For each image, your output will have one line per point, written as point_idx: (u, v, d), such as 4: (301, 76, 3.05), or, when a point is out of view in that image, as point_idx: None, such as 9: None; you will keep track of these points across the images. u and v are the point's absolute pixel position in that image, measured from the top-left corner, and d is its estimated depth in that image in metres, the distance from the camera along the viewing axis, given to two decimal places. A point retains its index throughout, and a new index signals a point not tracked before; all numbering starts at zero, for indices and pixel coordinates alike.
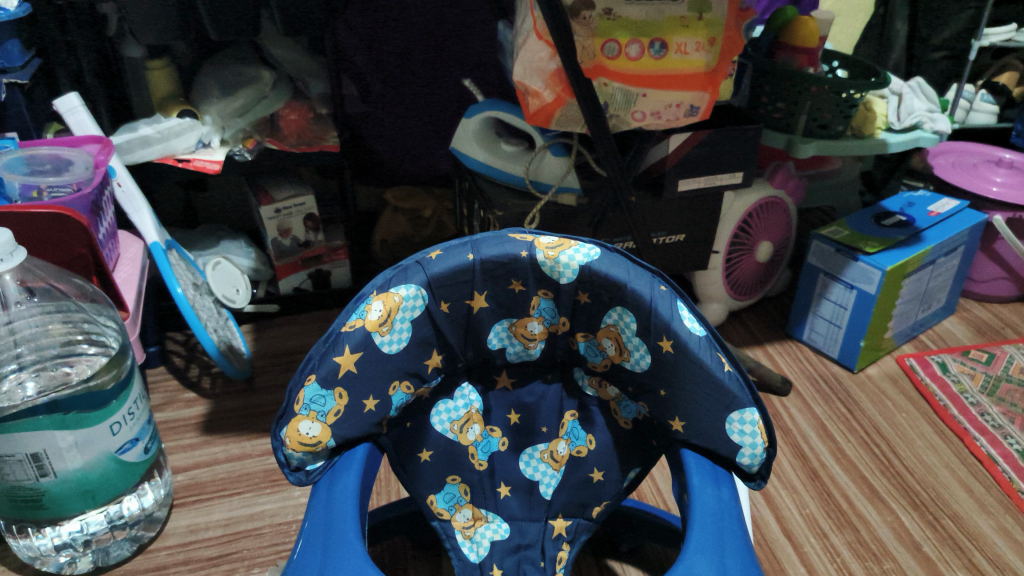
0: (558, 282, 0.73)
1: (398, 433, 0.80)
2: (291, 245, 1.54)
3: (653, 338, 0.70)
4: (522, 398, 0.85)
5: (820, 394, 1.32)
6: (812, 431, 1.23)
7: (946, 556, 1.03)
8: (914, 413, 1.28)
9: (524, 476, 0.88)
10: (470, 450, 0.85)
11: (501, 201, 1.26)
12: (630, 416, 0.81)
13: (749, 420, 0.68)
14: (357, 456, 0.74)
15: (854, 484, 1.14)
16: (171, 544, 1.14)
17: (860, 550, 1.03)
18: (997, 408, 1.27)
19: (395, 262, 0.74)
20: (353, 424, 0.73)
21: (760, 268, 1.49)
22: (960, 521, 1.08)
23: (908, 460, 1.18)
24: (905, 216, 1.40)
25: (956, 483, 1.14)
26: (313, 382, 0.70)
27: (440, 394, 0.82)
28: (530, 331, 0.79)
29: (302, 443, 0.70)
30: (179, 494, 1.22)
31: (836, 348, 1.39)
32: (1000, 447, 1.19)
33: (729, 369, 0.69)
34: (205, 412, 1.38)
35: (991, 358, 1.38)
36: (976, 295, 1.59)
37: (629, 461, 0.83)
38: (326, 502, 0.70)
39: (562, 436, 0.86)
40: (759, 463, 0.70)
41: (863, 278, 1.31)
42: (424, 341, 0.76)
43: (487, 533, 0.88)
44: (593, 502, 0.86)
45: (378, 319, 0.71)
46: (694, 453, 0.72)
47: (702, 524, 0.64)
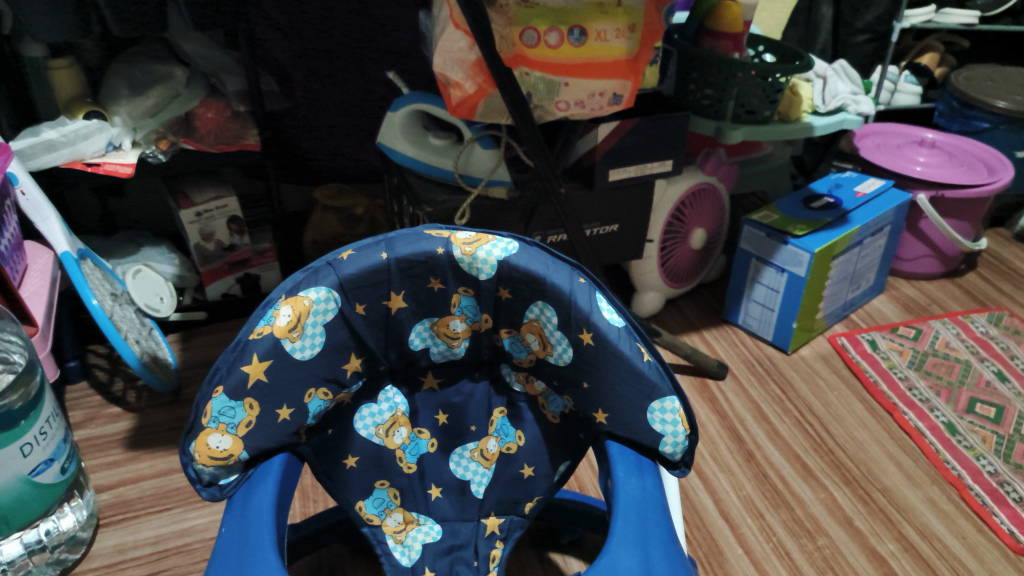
0: (477, 279, 0.71)
1: (318, 440, 0.77)
2: (215, 249, 1.49)
3: (574, 332, 0.68)
4: (449, 398, 0.83)
5: (756, 377, 1.33)
6: (747, 414, 1.24)
7: (877, 529, 1.04)
8: (845, 391, 1.30)
9: (456, 477, 0.85)
10: (398, 453, 0.83)
11: (430, 197, 1.23)
12: (558, 410, 0.78)
13: (670, 408, 0.67)
14: (274, 466, 0.71)
15: (788, 463, 1.15)
16: (97, 567, 1.08)
17: (794, 528, 1.04)
18: (924, 382, 1.30)
19: (306, 265, 0.71)
20: (266, 434, 0.70)
21: (695, 255, 1.50)
22: (890, 495, 1.09)
23: (841, 438, 1.19)
24: (832, 198, 1.42)
25: (887, 458, 1.16)
26: (221, 394, 0.67)
27: (363, 398, 0.80)
28: (453, 329, 0.76)
29: (213, 458, 0.68)
30: (104, 514, 1.16)
31: (771, 331, 1.41)
32: (927, 420, 1.22)
33: (649, 359, 0.68)
34: (131, 426, 1.32)
35: (918, 334, 1.41)
36: (903, 273, 1.62)
37: (559, 454, 0.80)
38: (241, 517, 0.67)
39: (491, 434, 0.83)
40: (682, 451, 0.69)
41: (793, 261, 1.32)
42: (342, 345, 0.73)
43: (419, 535, 0.84)
44: (526, 498, 0.84)
45: (288, 325, 0.68)
46: (619, 444, 0.71)
47: (626, 515, 0.63)
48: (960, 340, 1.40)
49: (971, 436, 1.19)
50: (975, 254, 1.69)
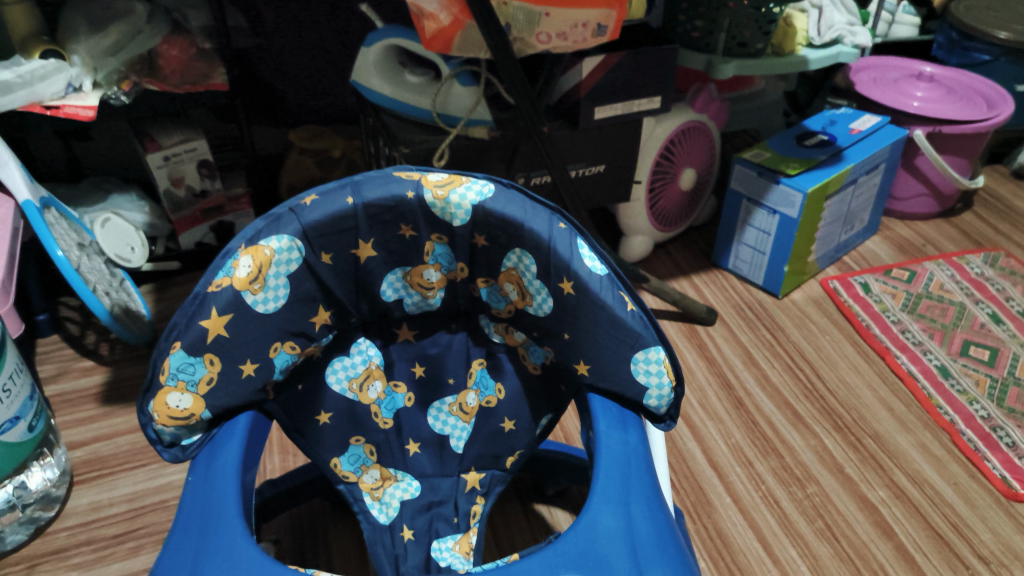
0: (451, 225, 0.66)
1: (288, 397, 0.72)
2: (186, 196, 1.43)
3: (553, 281, 0.64)
4: (426, 349, 0.79)
5: (746, 322, 1.30)
6: (737, 359, 1.21)
7: (868, 476, 1.02)
8: (837, 335, 1.27)
9: (433, 432, 0.82)
10: (372, 408, 0.79)
11: (406, 137, 1.17)
12: (539, 361, 0.74)
13: (654, 358, 0.63)
14: (239, 425, 0.67)
15: (778, 410, 1.12)
16: (71, 525, 1.04)
17: (783, 476, 1.02)
18: (918, 325, 1.27)
19: (267, 212, 0.66)
20: (229, 392, 0.66)
21: (685, 197, 1.45)
22: (881, 441, 1.07)
23: (832, 382, 1.17)
24: (827, 136, 1.37)
25: (878, 403, 1.14)
26: (179, 350, 0.63)
27: (335, 351, 0.75)
28: (427, 279, 0.72)
29: (173, 417, 0.64)
30: (79, 471, 1.12)
31: (761, 275, 1.37)
32: (920, 363, 1.19)
33: (632, 308, 0.63)
34: (105, 380, 1.28)
35: (912, 276, 1.38)
36: (898, 213, 1.58)
37: (540, 408, 0.76)
38: (204, 479, 0.62)
39: (470, 387, 0.79)
40: (667, 404, 0.65)
41: (785, 202, 1.27)
42: (307, 297, 0.68)
43: (396, 493, 0.81)
44: (507, 452, 0.80)
45: (248, 277, 0.63)
46: (601, 397, 0.67)
47: (607, 472, 0.59)
48: (954, 282, 1.37)
49: (964, 379, 1.17)
50: (972, 193, 1.64)
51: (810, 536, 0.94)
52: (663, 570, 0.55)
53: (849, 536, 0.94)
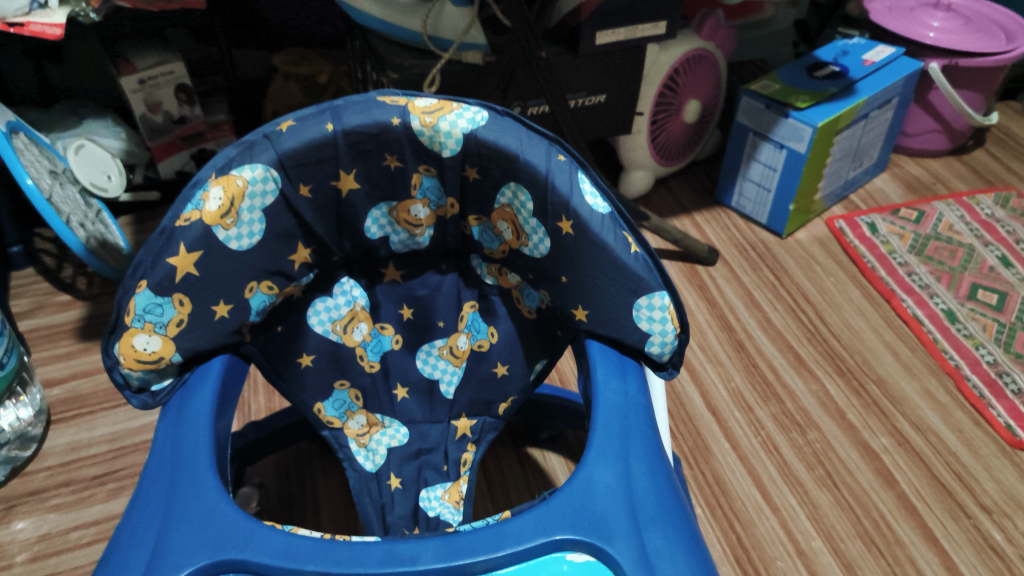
0: (440, 156, 0.61)
1: (266, 339, 0.68)
2: (164, 122, 1.35)
3: (551, 220, 0.58)
4: (414, 291, 0.74)
5: (748, 262, 1.25)
6: (738, 301, 1.17)
7: (870, 423, 0.99)
8: (842, 277, 1.23)
9: (423, 376, 0.77)
10: (358, 351, 0.74)
11: (395, 62, 1.10)
12: (534, 305, 0.70)
13: (658, 305, 0.58)
14: (212, 370, 0.62)
15: (780, 354, 1.09)
16: (50, 465, 1.00)
17: (783, 421, 0.99)
18: (925, 267, 1.23)
19: (239, 138, 0.59)
20: (201, 335, 0.61)
21: (688, 129, 1.38)
22: (885, 387, 1.04)
23: (835, 326, 1.14)
24: (839, 67, 1.30)
25: (883, 348, 1.10)
26: (145, 290, 0.57)
27: (317, 291, 0.70)
28: (415, 216, 0.67)
29: (141, 361, 0.59)
30: (56, 409, 1.07)
31: (765, 214, 1.32)
32: (926, 307, 1.16)
33: (636, 250, 0.58)
34: (83, 315, 1.23)
35: (921, 216, 1.33)
36: (908, 149, 1.52)
37: (535, 352, 0.72)
38: (174, 429, 0.58)
39: (461, 330, 0.75)
40: (670, 351, 0.61)
41: (793, 136, 1.21)
42: (286, 234, 0.63)
43: (384, 439, 0.78)
44: (499, 399, 0.76)
45: (219, 211, 0.58)
46: (600, 344, 0.62)
47: (605, 425, 0.55)
48: (964, 223, 1.32)
49: (971, 324, 1.13)
50: (984, 130, 1.58)
51: (810, 483, 0.92)
52: (665, 529, 0.50)
53: (849, 485, 0.92)
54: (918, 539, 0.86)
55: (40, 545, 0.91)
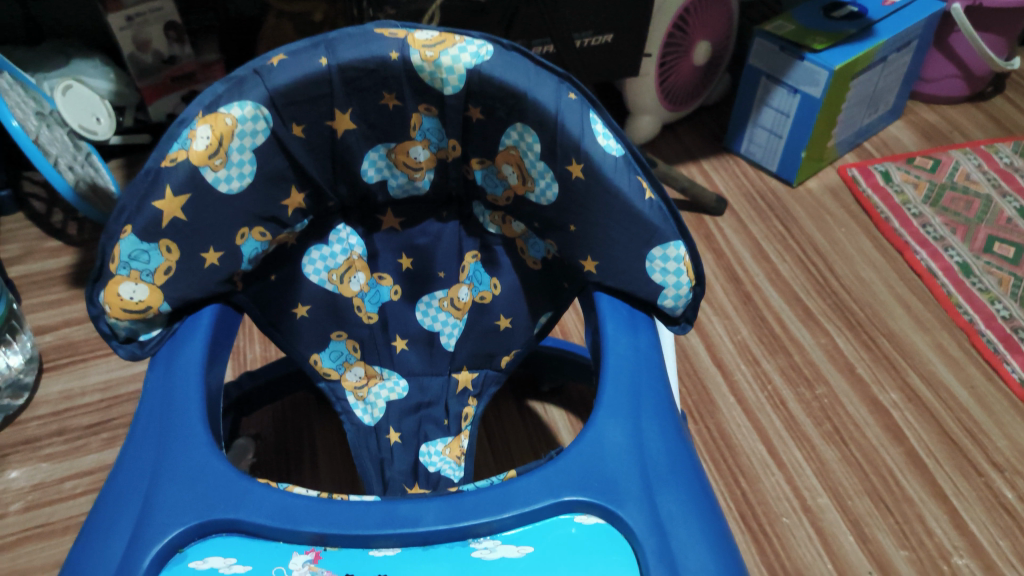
0: (442, 94, 0.56)
1: (260, 289, 0.64)
2: (153, 62, 1.30)
3: (560, 163, 0.55)
4: (414, 240, 0.70)
5: (757, 211, 1.22)
6: (746, 252, 1.14)
7: (880, 377, 0.97)
8: (854, 228, 1.19)
9: (423, 328, 0.74)
10: (356, 302, 0.71)
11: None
12: (540, 256, 0.66)
13: (673, 255, 0.55)
14: (203, 320, 0.59)
15: (789, 306, 1.06)
16: (42, 414, 0.98)
17: (791, 375, 0.97)
18: (940, 218, 1.19)
19: (227, 74, 0.55)
20: (191, 284, 0.58)
21: (698, 72, 1.33)
22: (896, 340, 1.02)
23: (846, 278, 1.11)
24: (857, 7, 1.23)
25: (894, 301, 1.07)
26: (130, 235, 0.54)
27: (311, 239, 0.66)
28: (414, 159, 0.63)
29: (127, 310, 0.56)
30: (48, 357, 1.05)
31: (776, 161, 1.28)
32: (940, 260, 1.12)
33: (651, 197, 0.54)
34: (74, 262, 1.20)
35: (937, 165, 1.28)
36: (925, 96, 1.47)
37: (540, 304, 0.69)
38: (163, 381, 0.55)
39: (463, 280, 0.72)
40: (684, 305, 0.58)
41: (808, 80, 1.16)
42: (278, 177, 0.59)
43: (383, 392, 0.75)
44: (502, 352, 0.74)
45: (207, 151, 0.54)
46: (610, 296, 0.59)
47: (615, 382, 0.52)
48: (981, 172, 1.27)
49: (986, 277, 1.10)
50: (1003, 76, 1.52)
51: (818, 438, 0.90)
52: (679, 491, 0.47)
53: (858, 440, 0.90)
54: (926, 496, 0.85)
55: (33, 495, 0.90)
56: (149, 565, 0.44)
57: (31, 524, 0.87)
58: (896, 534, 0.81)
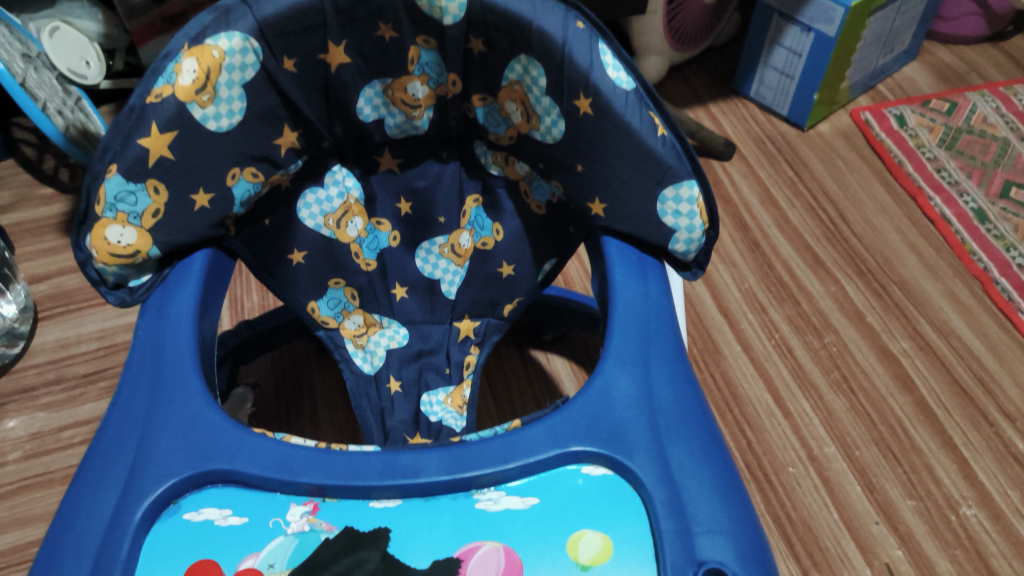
0: (441, 24, 0.53)
1: (253, 234, 0.62)
2: (142, 3, 1.23)
3: (567, 98, 0.52)
4: (412, 183, 0.67)
5: (766, 156, 1.18)
6: (755, 198, 1.11)
7: (891, 326, 0.95)
8: (866, 173, 1.16)
9: (423, 276, 0.72)
10: (353, 248, 0.68)
11: None
12: (544, 199, 0.64)
13: (686, 197, 0.53)
14: (195, 265, 0.56)
15: (797, 254, 1.03)
16: (39, 363, 0.97)
17: (799, 323, 0.95)
18: (955, 163, 1.15)
19: (212, 2, 0.51)
20: (181, 227, 0.55)
21: (708, 11, 1.27)
22: (907, 288, 1.00)
23: (857, 224, 1.08)
24: None
25: (906, 247, 1.05)
26: (115, 175, 0.51)
27: (306, 181, 0.63)
28: (412, 96, 0.60)
29: (116, 256, 0.53)
30: (43, 306, 1.03)
31: (787, 104, 1.24)
32: (954, 206, 1.09)
33: (664, 134, 0.51)
34: (67, 209, 1.17)
35: (953, 108, 1.24)
36: (942, 36, 1.42)
37: (544, 252, 0.67)
38: (154, 328, 0.53)
39: (464, 227, 0.69)
40: (696, 249, 0.55)
41: (823, 17, 1.11)
42: (270, 115, 0.56)
43: (382, 341, 0.73)
44: (504, 300, 0.71)
45: (194, 86, 0.51)
46: (617, 241, 0.56)
47: (623, 330, 0.50)
48: (998, 115, 1.23)
49: (1002, 224, 1.07)
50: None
51: (825, 387, 0.89)
52: (690, 441, 0.45)
53: (866, 390, 0.89)
54: (936, 446, 0.83)
55: (32, 444, 0.89)
56: (142, 518, 0.42)
57: (30, 473, 0.86)
58: (904, 484, 0.80)
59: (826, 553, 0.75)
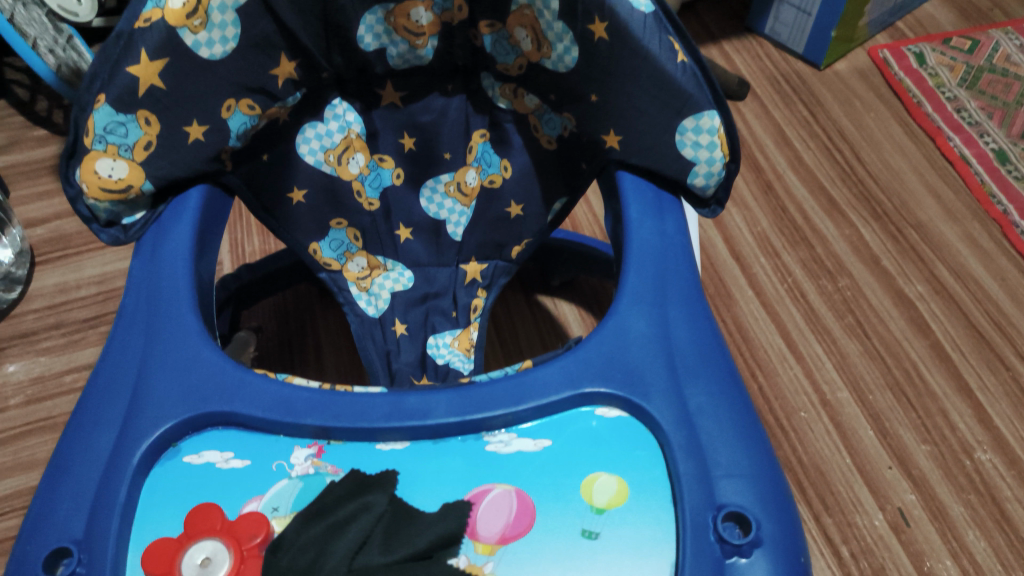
0: None
1: (251, 170, 0.59)
2: None
3: (581, 23, 0.48)
4: (416, 117, 0.64)
5: (781, 96, 1.14)
6: (769, 139, 1.07)
7: (907, 270, 0.93)
8: (883, 113, 1.12)
9: (428, 216, 0.69)
10: (356, 186, 0.66)
11: None
12: (555, 133, 0.61)
13: (707, 127, 0.50)
14: (191, 202, 0.54)
15: (812, 196, 1.01)
16: (38, 307, 0.94)
17: (813, 267, 0.93)
18: (976, 102, 1.11)
19: None
20: (175, 162, 0.53)
21: None
22: (924, 231, 0.97)
23: (873, 166, 1.05)
24: None
25: (924, 190, 1.02)
26: (104, 105, 0.49)
27: (305, 115, 0.61)
28: (416, 23, 0.57)
29: (107, 191, 0.51)
30: (41, 250, 1.00)
31: (803, 42, 1.19)
32: (974, 147, 1.06)
33: (683, 60, 0.48)
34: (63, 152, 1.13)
35: (975, 46, 1.19)
36: None
37: (553, 189, 0.64)
38: (148, 267, 0.51)
39: (471, 164, 0.66)
40: (716, 184, 0.53)
41: None
42: (265, 43, 0.52)
43: (387, 283, 0.70)
44: (512, 242, 0.69)
45: (184, 10, 0.47)
46: (633, 176, 0.54)
47: (639, 269, 0.48)
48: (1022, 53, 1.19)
49: None
50: None
51: (839, 332, 0.87)
52: (708, 383, 0.43)
53: (881, 334, 0.87)
54: (951, 391, 0.82)
55: (33, 388, 0.87)
56: (141, 460, 0.41)
57: (33, 417, 0.85)
58: (918, 430, 0.79)
59: (838, 497, 0.74)
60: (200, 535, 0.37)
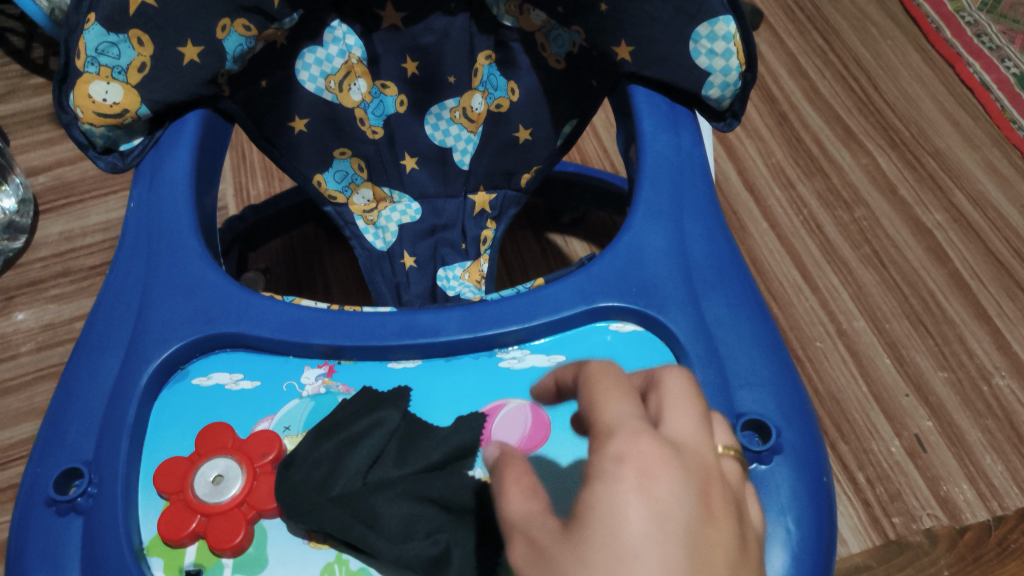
0: None
1: (249, 96, 0.57)
2: None
3: None
4: (418, 39, 0.62)
5: (795, 24, 1.10)
6: (783, 69, 1.04)
7: (924, 198, 0.91)
8: (901, 39, 1.09)
9: (434, 145, 0.67)
10: (358, 114, 0.64)
11: None
12: (563, 51, 0.59)
13: (722, 34, 0.48)
14: (188, 129, 0.53)
15: (827, 125, 0.98)
16: (44, 256, 0.93)
17: (829, 198, 0.91)
18: (998, 27, 1.07)
19: None
20: (171, 86, 0.51)
21: None
22: (942, 159, 0.95)
23: (890, 94, 1.02)
24: None
25: (942, 117, 0.99)
26: (95, 25, 0.47)
27: (304, 40, 0.58)
28: None
29: (102, 116, 0.50)
30: (44, 199, 0.98)
31: None
32: (995, 72, 1.02)
33: None
34: None
35: None
36: None
37: (563, 112, 0.63)
38: (149, 196, 0.49)
39: (477, 88, 0.64)
40: (732, 96, 0.51)
41: None
42: None
43: (394, 216, 0.69)
44: (521, 169, 0.68)
45: None
46: (646, 90, 0.52)
47: (654, 183, 0.47)
48: None
49: None
50: None
51: (855, 262, 0.85)
52: (727, 295, 0.42)
53: (898, 263, 0.85)
54: (969, 318, 0.81)
55: (44, 335, 0.87)
56: (148, 382, 0.40)
57: (45, 364, 0.85)
58: (935, 356, 0.78)
59: (854, 425, 0.73)
60: (211, 454, 0.37)
